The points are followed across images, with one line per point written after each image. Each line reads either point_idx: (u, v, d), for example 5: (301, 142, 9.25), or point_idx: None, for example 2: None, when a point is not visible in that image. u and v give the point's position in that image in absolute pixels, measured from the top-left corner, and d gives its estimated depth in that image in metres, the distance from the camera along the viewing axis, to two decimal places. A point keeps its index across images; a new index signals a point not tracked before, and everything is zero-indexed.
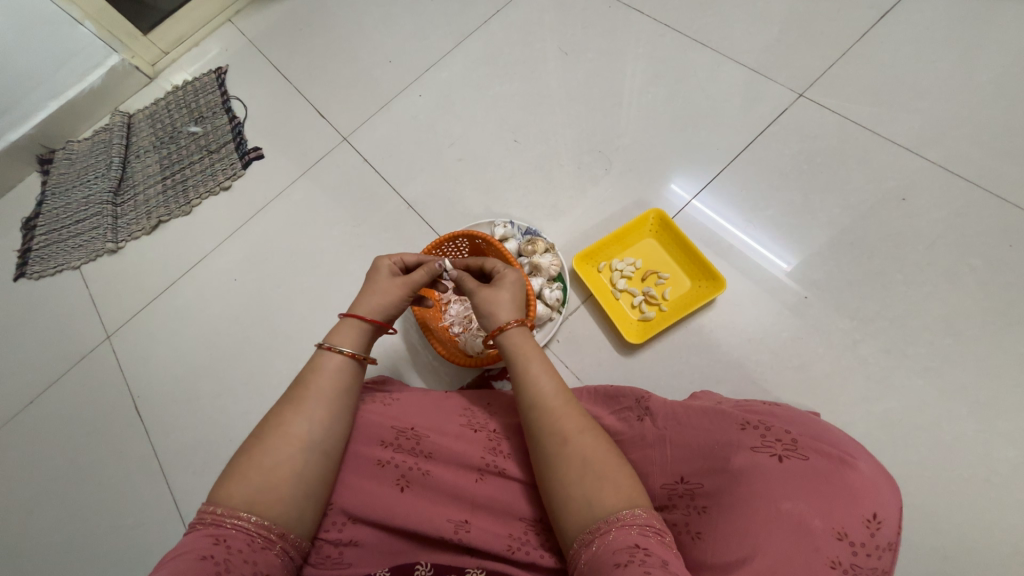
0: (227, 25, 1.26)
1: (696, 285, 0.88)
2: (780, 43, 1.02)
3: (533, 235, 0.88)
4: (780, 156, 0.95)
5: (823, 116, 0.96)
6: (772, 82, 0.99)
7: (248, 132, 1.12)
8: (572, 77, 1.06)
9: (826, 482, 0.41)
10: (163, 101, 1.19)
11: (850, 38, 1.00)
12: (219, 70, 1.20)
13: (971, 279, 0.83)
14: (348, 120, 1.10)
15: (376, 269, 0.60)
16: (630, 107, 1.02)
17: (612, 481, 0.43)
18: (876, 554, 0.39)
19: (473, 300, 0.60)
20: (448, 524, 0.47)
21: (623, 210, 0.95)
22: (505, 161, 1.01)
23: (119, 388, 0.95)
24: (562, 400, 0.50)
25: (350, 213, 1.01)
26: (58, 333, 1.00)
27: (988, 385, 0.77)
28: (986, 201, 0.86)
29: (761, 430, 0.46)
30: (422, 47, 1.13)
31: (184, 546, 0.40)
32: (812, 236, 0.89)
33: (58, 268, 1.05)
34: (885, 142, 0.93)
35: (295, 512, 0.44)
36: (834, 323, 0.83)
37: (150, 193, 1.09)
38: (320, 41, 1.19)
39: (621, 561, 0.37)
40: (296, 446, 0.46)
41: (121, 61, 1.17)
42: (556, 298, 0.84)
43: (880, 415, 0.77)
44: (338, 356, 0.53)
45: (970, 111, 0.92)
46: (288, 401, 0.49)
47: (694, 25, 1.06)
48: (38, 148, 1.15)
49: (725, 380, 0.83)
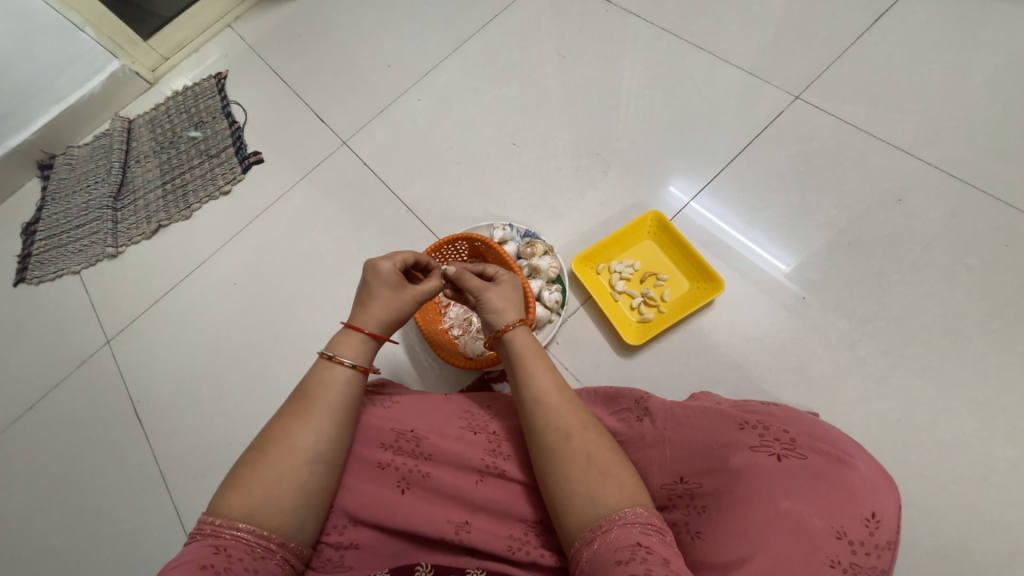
0: (227, 31, 1.27)
1: (695, 286, 0.88)
2: (776, 46, 1.03)
3: (532, 238, 0.89)
4: (777, 158, 0.95)
5: (819, 118, 0.96)
6: (769, 85, 1.00)
7: (248, 137, 1.13)
8: (570, 80, 1.06)
9: (824, 481, 0.41)
10: (163, 107, 1.19)
11: (846, 40, 1.01)
12: (219, 75, 1.20)
13: (968, 279, 0.83)
14: (347, 124, 1.10)
15: (376, 272, 0.58)
16: (628, 109, 1.02)
17: (614, 480, 0.44)
18: (875, 553, 0.40)
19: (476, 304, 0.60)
20: (449, 526, 0.47)
21: (621, 212, 0.96)
22: (504, 164, 1.02)
23: (119, 393, 0.95)
24: (563, 399, 0.50)
25: (349, 217, 1.02)
26: (57, 338, 1.00)
27: (987, 385, 0.77)
28: (981, 201, 0.87)
29: (760, 429, 0.46)
30: (420, 51, 1.14)
31: (184, 555, 0.40)
32: (809, 237, 0.90)
33: (58, 273, 1.05)
34: (881, 143, 0.93)
35: (296, 522, 0.44)
36: (833, 324, 0.84)
37: (150, 197, 1.09)
38: (319, 46, 1.19)
39: (622, 559, 0.38)
40: (300, 458, 0.46)
41: (121, 66, 1.17)
42: (555, 299, 0.85)
43: (878, 415, 0.78)
44: (346, 368, 0.52)
45: (965, 112, 0.93)
46: (292, 413, 0.49)
47: (691, 28, 1.07)
48: (38, 154, 1.16)
49: (724, 380, 0.83)
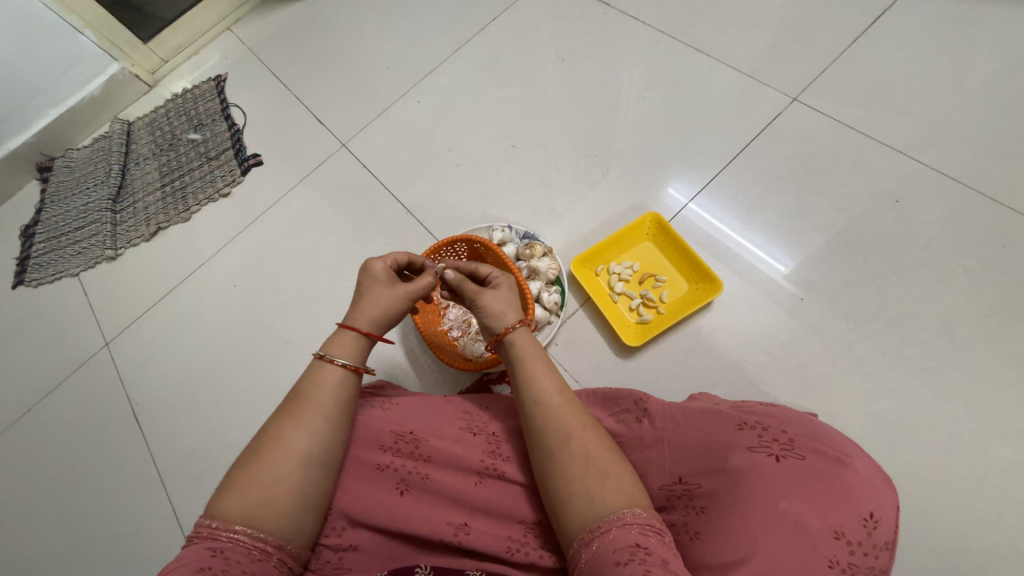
0: (227, 33, 1.27)
1: (694, 287, 0.88)
2: (774, 48, 1.03)
3: (531, 239, 0.89)
4: (776, 159, 0.96)
5: (817, 120, 0.97)
6: (767, 87, 1.00)
7: (248, 139, 1.13)
8: (570, 83, 1.07)
9: (823, 482, 0.41)
10: (163, 109, 1.20)
11: (844, 42, 1.01)
12: (219, 77, 1.20)
13: (966, 280, 0.83)
14: (347, 126, 1.10)
15: (371, 274, 0.59)
16: (627, 111, 1.03)
17: (613, 480, 0.44)
18: (874, 553, 0.40)
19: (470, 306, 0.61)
20: (448, 527, 0.48)
21: (620, 214, 0.96)
22: (503, 166, 1.02)
23: (118, 395, 0.95)
24: (562, 400, 0.50)
25: (349, 219, 1.02)
26: (57, 340, 1.00)
27: (985, 386, 0.77)
28: (979, 202, 0.87)
29: (759, 430, 0.46)
30: (420, 54, 1.15)
31: (181, 558, 0.40)
32: (808, 238, 0.90)
33: (57, 275, 1.05)
34: (879, 145, 0.94)
35: (293, 523, 0.45)
36: (831, 325, 0.84)
37: (150, 200, 1.09)
38: (319, 48, 1.20)
39: (621, 560, 0.38)
40: (295, 460, 0.46)
41: (121, 69, 1.18)
42: (554, 301, 0.85)
43: (877, 415, 0.78)
44: (339, 368, 0.52)
45: (962, 114, 0.93)
46: (287, 414, 0.49)
47: (690, 30, 1.07)
48: (37, 156, 1.16)
49: (723, 381, 0.83)
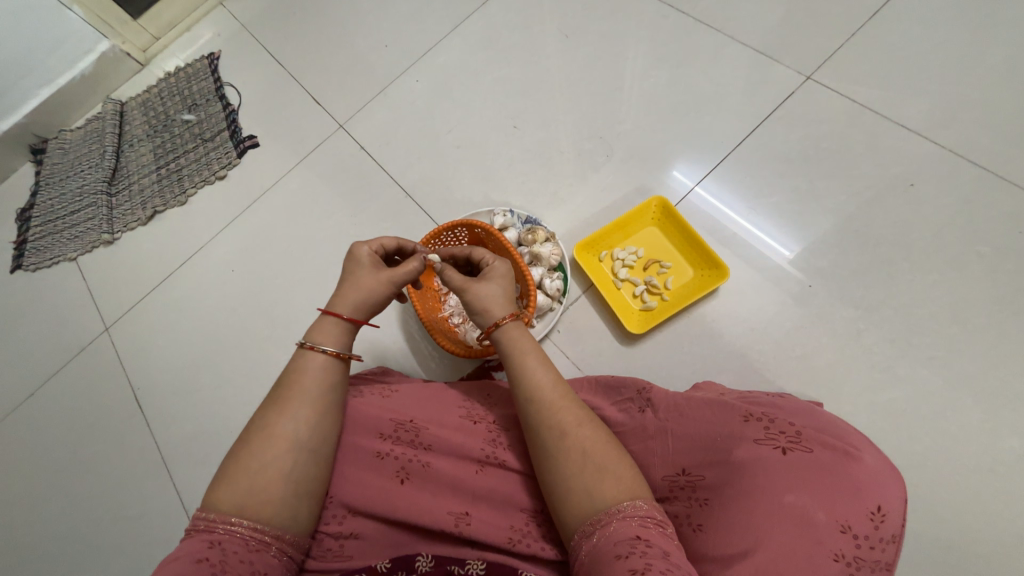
0: (219, 9, 1.23)
1: (699, 274, 0.87)
2: (785, 24, 0.99)
3: (533, 224, 0.87)
4: (786, 141, 0.93)
5: (829, 101, 0.94)
6: (778, 65, 0.97)
7: (243, 120, 1.10)
8: (572, 61, 1.03)
9: (830, 474, 0.41)
10: (155, 89, 1.16)
11: (858, 18, 0.98)
12: (212, 55, 1.17)
13: (979, 267, 0.81)
14: (344, 106, 1.08)
15: (355, 259, 0.57)
16: (631, 91, 1.00)
17: (613, 473, 0.43)
18: (880, 546, 0.39)
19: (461, 296, 0.59)
20: (448, 517, 0.47)
21: (625, 198, 0.94)
22: (504, 148, 0.99)
23: (118, 380, 0.94)
24: (560, 392, 0.49)
25: (348, 203, 1.00)
26: (55, 325, 1.00)
27: (995, 375, 0.76)
28: (995, 186, 0.85)
29: (765, 422, 0.45)
30: (418, 31, 1.11)
31: (179, 551, 0.40)
32: (815, 223, 0.88)
33: (54, 260, 1.04)
34: (892, 126, 0.91)
35: (288, 512, 0.44)
36: (839, 312, 0.83)
37: (145, 182, 1.07)
38: (314, 25, 1.16)
39: (621, 554, 0.37)
40: (282, 447, 0.45)
41: (111, 47, 1.14)
42: (556, 288, 0.84)
43: (883, 404, 0.77)
44: (321, 354, 0.51)
45: (980, 93, 0.90)
46: (272, 404, 0.48)
47: (699, 5, 1.03)
48: (30, 138, 1.14)
49: (727, 369, 0.82)
